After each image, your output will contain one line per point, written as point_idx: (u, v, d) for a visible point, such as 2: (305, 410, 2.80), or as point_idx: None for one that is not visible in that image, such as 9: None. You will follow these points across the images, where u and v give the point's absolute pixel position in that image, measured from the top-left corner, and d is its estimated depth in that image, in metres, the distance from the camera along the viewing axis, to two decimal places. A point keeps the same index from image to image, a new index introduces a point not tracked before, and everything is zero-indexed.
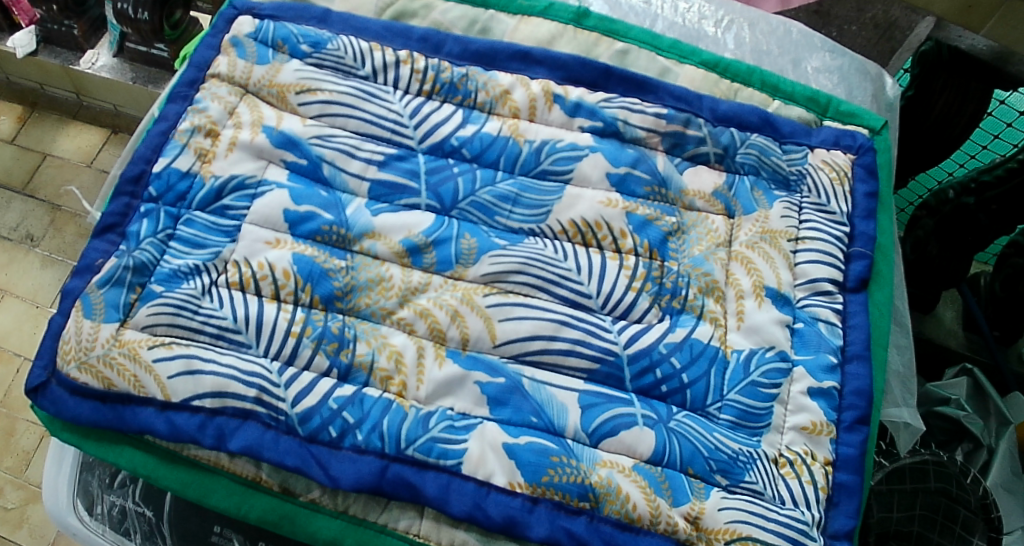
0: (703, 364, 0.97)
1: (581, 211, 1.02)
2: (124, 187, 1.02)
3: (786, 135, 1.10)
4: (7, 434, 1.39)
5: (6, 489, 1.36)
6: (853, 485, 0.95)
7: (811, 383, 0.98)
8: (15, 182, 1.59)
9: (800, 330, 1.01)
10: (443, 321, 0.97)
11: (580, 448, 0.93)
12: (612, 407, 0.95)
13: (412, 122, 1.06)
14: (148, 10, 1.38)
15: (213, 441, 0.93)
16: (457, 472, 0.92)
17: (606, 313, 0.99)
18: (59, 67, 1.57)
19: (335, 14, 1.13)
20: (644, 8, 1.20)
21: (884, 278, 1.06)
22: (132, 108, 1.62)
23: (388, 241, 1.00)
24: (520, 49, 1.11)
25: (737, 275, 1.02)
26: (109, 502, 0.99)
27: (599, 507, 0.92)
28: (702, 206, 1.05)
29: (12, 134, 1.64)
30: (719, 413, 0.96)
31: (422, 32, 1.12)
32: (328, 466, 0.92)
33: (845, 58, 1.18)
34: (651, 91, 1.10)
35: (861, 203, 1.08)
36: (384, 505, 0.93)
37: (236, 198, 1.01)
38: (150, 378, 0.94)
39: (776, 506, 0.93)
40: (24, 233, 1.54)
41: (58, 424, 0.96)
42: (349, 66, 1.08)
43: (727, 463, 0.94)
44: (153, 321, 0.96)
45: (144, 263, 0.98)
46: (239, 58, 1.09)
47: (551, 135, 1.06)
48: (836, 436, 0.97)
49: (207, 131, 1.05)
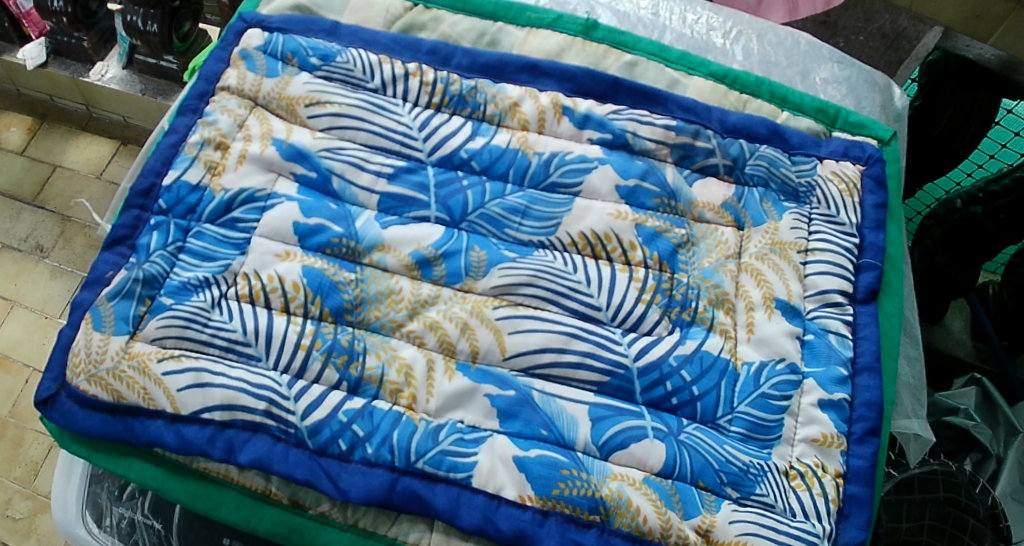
0: (714, 377, 0.97)
1: (591, 223, 1.02)
2: (134, 200, 1.02)
3: (796, 146, 1.10)
4: (15, 444, 1.39)
5: (14, 499, 1.36)
6: (864, 497, 0.95)
7: (822, 395, 0.98)
8: (24, 193, 1.60)
9: (810, 342, 1.01)
10: (453, 333, 0.97)
11: (591, 461, 0.93)
12: (623, 420, 0.94)
13: (421, 135, 1.06)
14: (157, 22, 1.39)
15: (223, 454, 0.93)
16: (467, 485, 0.92)
17: (615, 326, 0.99)
18: (69, 79, 1.58)
19: (344, 27, 1.13)
20: (653, 20, 1.20)
21: (894, 289, 1.06)
22: (140, 119, 1.63)
23: (397, 253, 1.00)
24: (529, 61, 1.11)
25: (747, 286, 1.02)
26: (118, 514, 0.99)
27: (610, 520, 0.91)
28: (711, 218, 1.05)
29: (22, 145, 1.65)
30: (730, 425, 0.96)
31: (431, 45, 1.12)
32: (337, 479, 0.92)
33: (853, 69, 1.18)
34: (659, 102, 1.10)
35: (870, 214, 1.08)
36: (394, 518, 0.93)
37: (245, 211, 1.01)
38: (159, 391, 0.94)
39: (787, 518, 0.93)
40: (34, 243, 1.55)
41: (67, 436, 0.96)
42: (358, 78, 1.09)
43: (738, 475, 0.93)
44: (163, 333, 0.96)
45: (154, 275, 0.98)
46: (249, 70, 1.09)
47: (560, 147, 1.06)
48: (846, 448, 0.97)
49: (217, 143, 1.05)
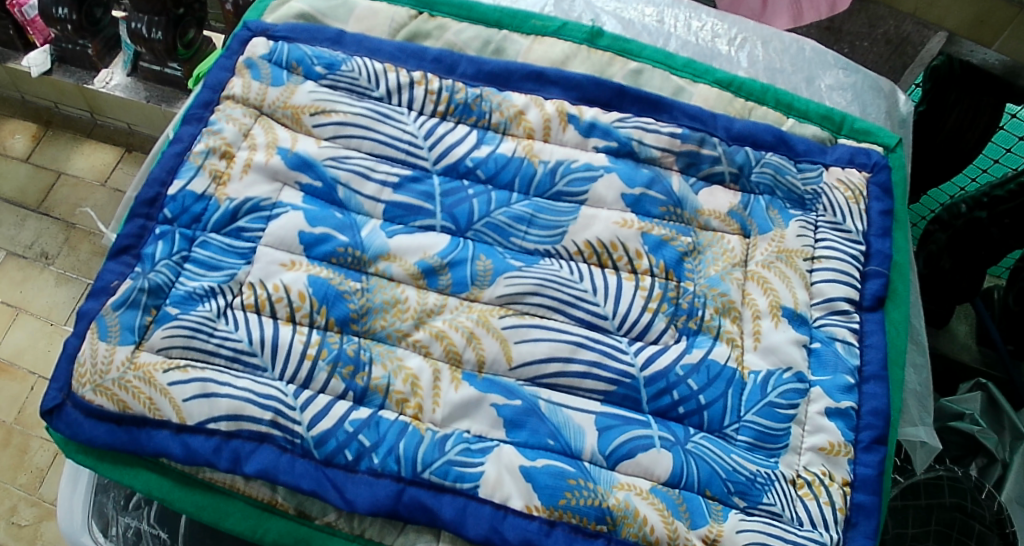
0: (721, 385, 0.97)
1: (597, 231, 1.02)
2: (139, 209, 1.02)
3: (801, 154, 1.10)
4: (21, 451, 1.39)
5: (19, 506, 1.35)
6: (871, 506, 0.94)
7: (829, 403, 0.98)
8: (29, 201, 1.60)
9: (817, 350, 1.00)
10: (459, 343, 0.97)
11: (598, 471, 0.93)
12: (629, 429, 0.94)
13: (426, 143, 1.06)
14: (162, 29, 1.39)
15: (229, 464, 0.93)
16: (473, 495, 0.91)
17: (622, 335, 0.98)
18: (73, 86, 1.58)
19: (349, 35, 1.13)
20: (658, 27, 1.20)
21: (901, 296, 1.06)
22: (145, 126, 1.63)
23: (403, 262, 1.00)
24: (534, 69, 1.11)
25: (754, 295, 1.02)
26: (124, 523, 0.98)
27: (617, 530, 0.91)
28: (717, 226, 1.05)
29: (27, 152, 1.65)
30: (737, 434, 0.96)
31: (436, 53, 1.12)
32: (344, 490, 0.92)
33: (859, 75, 1.18)
34: (665, 110, 1.10)
35: (876, 221, 1.07)
36: (401, 527, 0.93)
37: (251, 220, 1.01)
38: (165, 401, 0.94)
39: (794, 527, 0.92)
40: (39, 251, 1.55)
41: (72, 446, 0.96)
42: (363, 87, 1.08)
43: (745, 485, 0.93)
44: (168, 343, 0.96)
45: (160, 285, 0.98)
46: (254, 79, 1.09)
47: (566, 155, 1.06)
48: (853, 456, 0.96)
49: (222, 152, 1.05)
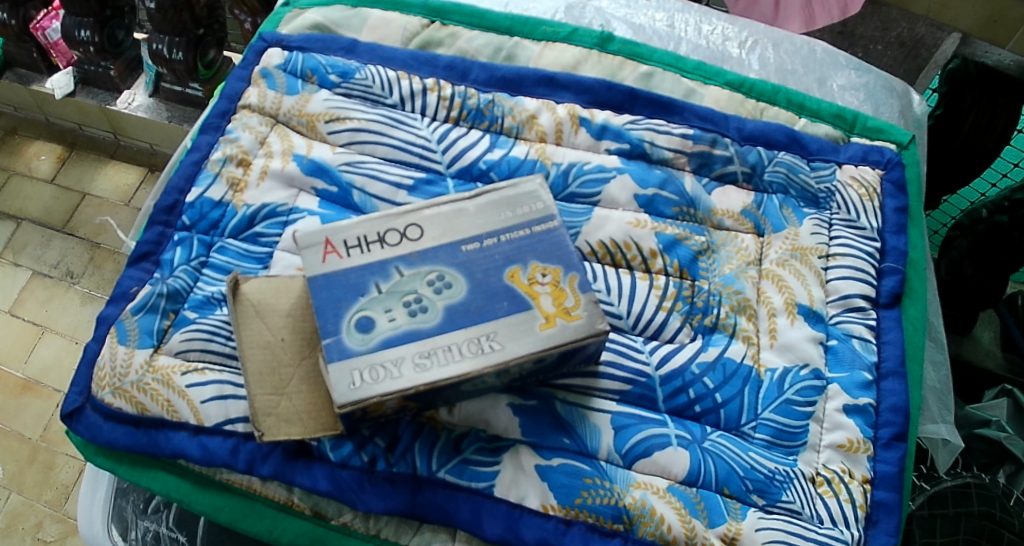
0: (737, 383, 0.96)
1: (610, 232, 1.02)
2: (158, 217, 1.04)
3: (814, 152, 1.10)
4: (47, 468, 1.41)
5: (45, 523, 1.37)
6: (892, 503, 0.93)
7: (847, 400, 0.97)
8: (54, 221, 1.63)
9: (834, 348, 1.00)
10: None
11: (614, 470, 0.92)
12: (646, 428, 0.94)
13: (440, 147, 1.07)
14: (182, 49, 1.41)
15: (245, 465, 0.93)
16: (489, 494, 0.91)
17: (637, 334, 0.98)
18: (96, 107, 1.61)
19: (362, 45, 1.14)
20: (668, 32, 1.20)
21: (918, 293, 1.05)
22: (168, 146, 1.65)
23: None
24: (546, 74, 1.12)
25: (769, 293, 1.01)
26: (143, 527, 0.99)
27: (634, 529, 0.90)
28: (730, 226, 1.05)
29: (52, 173, 1.68)
30: (754, 432, 0.95)
31: (448, 60, 1.13)
32: (360, 491, 0.92)
33: (871, 75, 1.18)
34: (676, 112, 1.11)
35: (891, 218, 1.07)
36: (416, 528, 0.93)
37: (268, 226, 1.03)
38: (183, 403, 0.94)
39: (814, 525, 0.91)
40: (64, 270, 1.57)
41: (92, 448, 0.97)
42: (377, 94, 1.10)
43: (763, 483, 0.92)
44: (186, 346, 0.96)
45: (178, 290, 0.99)
46: (270, 89, 1.11)
47: (578, 158, 1.07)
48: (873, 454, 0.95)
49: (239, 160, 1.07)
